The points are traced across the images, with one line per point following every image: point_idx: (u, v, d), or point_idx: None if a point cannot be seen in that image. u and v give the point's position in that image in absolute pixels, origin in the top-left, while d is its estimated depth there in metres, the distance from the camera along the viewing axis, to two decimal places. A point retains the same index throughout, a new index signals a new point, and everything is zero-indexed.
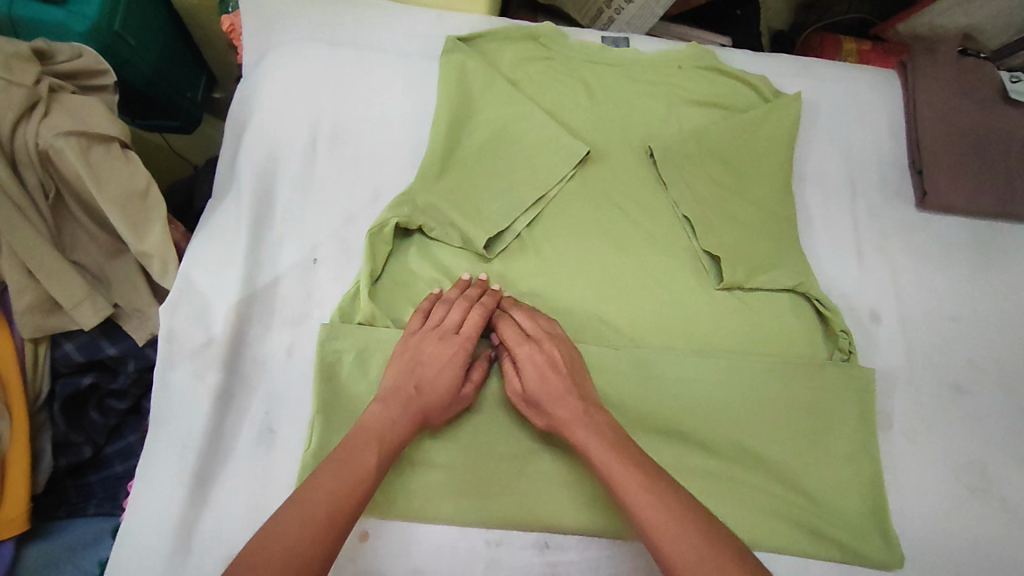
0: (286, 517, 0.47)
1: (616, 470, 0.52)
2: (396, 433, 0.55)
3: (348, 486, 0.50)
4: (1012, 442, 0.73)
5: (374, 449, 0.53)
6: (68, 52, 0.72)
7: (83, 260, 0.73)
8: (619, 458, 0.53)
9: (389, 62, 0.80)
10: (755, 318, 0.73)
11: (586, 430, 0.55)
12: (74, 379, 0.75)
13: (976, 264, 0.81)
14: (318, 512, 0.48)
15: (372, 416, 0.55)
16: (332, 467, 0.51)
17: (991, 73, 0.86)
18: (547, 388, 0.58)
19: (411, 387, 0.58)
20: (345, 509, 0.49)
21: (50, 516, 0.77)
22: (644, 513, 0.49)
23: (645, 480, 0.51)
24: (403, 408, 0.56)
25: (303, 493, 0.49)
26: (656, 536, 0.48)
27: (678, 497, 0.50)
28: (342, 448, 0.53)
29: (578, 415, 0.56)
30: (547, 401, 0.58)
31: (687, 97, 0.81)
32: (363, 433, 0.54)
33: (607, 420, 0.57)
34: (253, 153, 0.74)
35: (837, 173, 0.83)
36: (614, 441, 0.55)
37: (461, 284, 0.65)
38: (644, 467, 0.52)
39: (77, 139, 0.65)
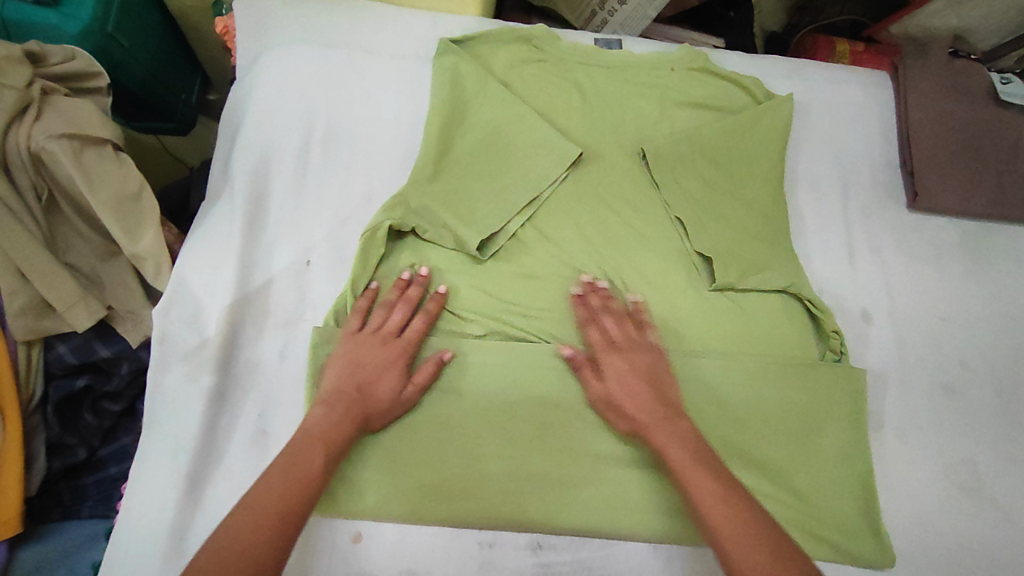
0: (235, 520, 0.49)
1: (692, 475, 0.55)
2: (339, 435, 0.57)
3: (294, 487, 0.52)
4: (1002, 441, 0.73)
5: (319, 451, 0.55)
6: (61, 53, 0.71)
7: (76, 262, 0.73)
8: (697, 467, 0.56)
9: (382, 64, 0.80)
10: (747, 318, 0.73)
11: (666, 435, 0.59)
12: (68, 382, 0.75)
13: (967, 264, 0.81)
14: (268, 514, 0.50)
15: (314, 420, 0.58)
16: (279, 470, 0.53)
17: (982, 74, 0.86)
18: (633, 393, 0.62)
19: (353, 390, 0.60)
20: (294, 510, 0.51)
21: (44, 518, 0.76)
22: (716, 520, 0.52)
23: (719, 487, 0.54)
24: (345, 410, 0.59)
25: (251, 496, 0.51)
26: (728, 547, 0.51)
27: (752, 511, 0.53)
28: (287, 452, 0.55)
29: (659, 420, 0.60)
30: (629, 405, 0.61)
31: (680, 99, 0.81)
32: (307, 437, 0.56)
33: (688, 429, 0.60)
34: (246, 155, 0.74)
35: (829, 175, 0.83)
36: (693, 449, 0.58)
37: (402, 284, 0.67)
38: (720, 478, 0.55)
39: (69, 142, 0.66)
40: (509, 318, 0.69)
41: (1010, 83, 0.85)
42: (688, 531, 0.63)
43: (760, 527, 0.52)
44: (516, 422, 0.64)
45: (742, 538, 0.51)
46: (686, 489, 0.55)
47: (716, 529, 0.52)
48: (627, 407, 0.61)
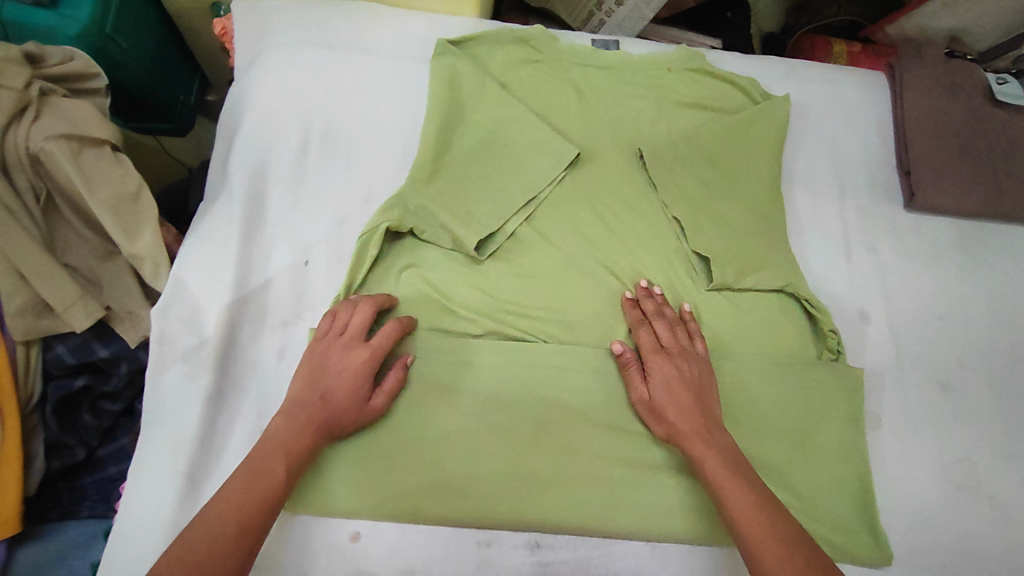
0: (191, 534, 0.50)
1: (727, 487, 0.56)
2: (301, 443, 0.57)
3: (252, 499, 0.53)
4: (999, 440, 0.73)
5: (280, 461, 0.55)
6: (59, 55, 0.72)
7: (75, 262, 0.73)
8: (734, 481, 0.56)
9: (380, 64, 0.80)
10: (745, 318, 0.73)
11: (705, 445, 0.59)
12: (66, 382, 0.75)
13: (963, 263, 0.82)
14: (226, 527, 0.50)
15: (274, 430, 0.57)
16: (238, 482, 0.53)
17: (978, 74, 0.86)
18: (676, 399, 0.61)
19: (315, 397, 0.59)
20: (253, 522, 0.52)
21: (43, 518, 0.76)
22: (751, 535, 0.53)
23: (755, 501, 0.55)
24: (306, 420, 0.58)
25: (210, 508, 0.51)
26: (762, 562, 0.51)
27: (789, 529, 0.53)
28: (248, 462, 0.55)
29: (699, 429, 0.60)
30: (671, 411, 0.61)
31: (677, 100, 0.82)
32: (268, 447, 0.56)
33: (726, 443, 0.60)
34: (245, 156, 0.74)
35: (825, 175, 0.83)
36: (733, 463, 0.58)
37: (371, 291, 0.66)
38: (758, 494, 0.55)
39: (67, 142, 0.66)
40: (507, 318, 0.70)
41: (1005, 84, 0.86)
42: (686, 529, 0.63)
43: (796, 544, 0.52)
44: (514, 421, 0.64)
45: (776, 554, 0.51)
46: (723, 503, 0.56)
47: (751, 544, 0.52)
48: (668, 413, 0.61)
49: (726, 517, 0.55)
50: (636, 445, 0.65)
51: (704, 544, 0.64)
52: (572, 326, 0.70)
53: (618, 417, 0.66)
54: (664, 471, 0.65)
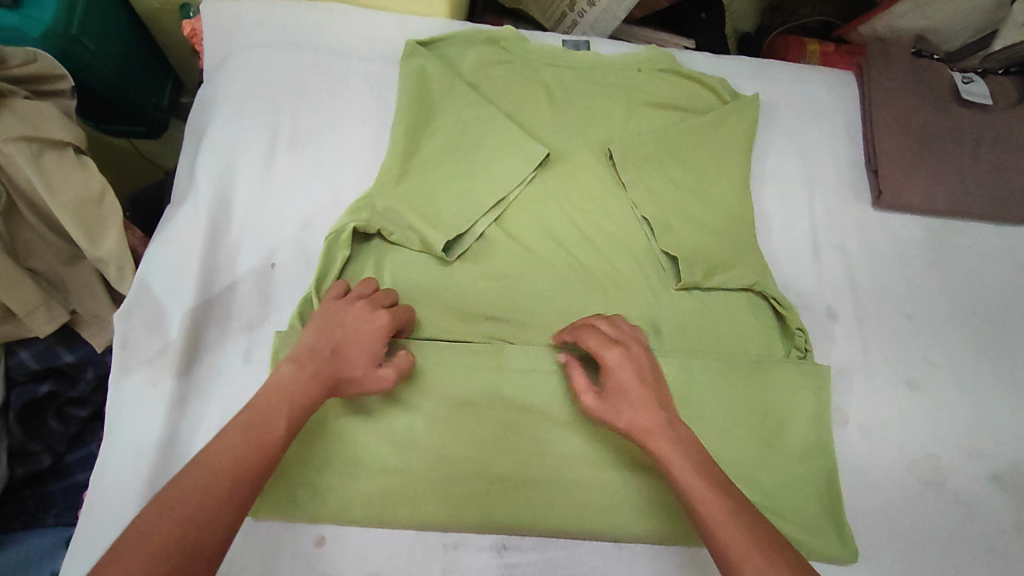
0: (185, 481, 0.45)
1: (700, 490, 0.51)
2: (306, 397, 0.52)
3: (251, 454, 0.48)
4: (964, 435, 0.74)
5: (284, 413, 0.51)
6: (22, 56, 0.69)
7: (38, 266, 0.72)
8: (705, 483, 0.51)
9: (349, 66, 0.80)
10: (713, 317, 0.74)
11: (670, 442, 0.54)
12: (30, 388, 0.75)
13: (930, 261, 0.82)
14: (222, 479, 0.45)
15: (279, 376, 0.53)
16: (240, 431, 0.48)
17: (944, 73, 0.87)
18: (632, 393, 0.56)
19: (328, 348, 0.55)
20: (248, 478, 0.47)
21: (6, 527, 0.75)
22: (726, 536, 0.48)
23: (731, 505, 0.50)
24: (315, 370, 0.54)
25: (207, 455, 0.46)
26: (740, 562, 0.46)
27: (769, 532, 0.49)
28: (250, 410, 0.50)
29: (661, 425, 0.55)
30: (627, 408, 0.56)
31: (647, 100, 0.82)
32: (272, 397, 0.51)
33: (689, 439, 0.55)
34: (211, 158, 0.73)
35: (795, 174, 0.84)
36: (699, 460, 0.53)
37: (371, 283, 0.64)
38: (732, 496, 0.51)
39: (29, 145, 0.64)
40: (474, 319, 0.69)
41: (971, 83, 0.86)
42: (654, 528, 0.63)
43: (775, 544, 0.47)
44: (480, 423, 0.64)
45: (753, 553, 0.46)
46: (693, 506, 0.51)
47: (726, 546, 0.48)
48: (624, 410, 0.56)
49: (697, 519, 0.50)
50: (603, 445, 0.65)
51: (671, 545, 0.64)
52: (540, 326, 0.70)
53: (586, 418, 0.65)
54: (632, 471, 0.65)
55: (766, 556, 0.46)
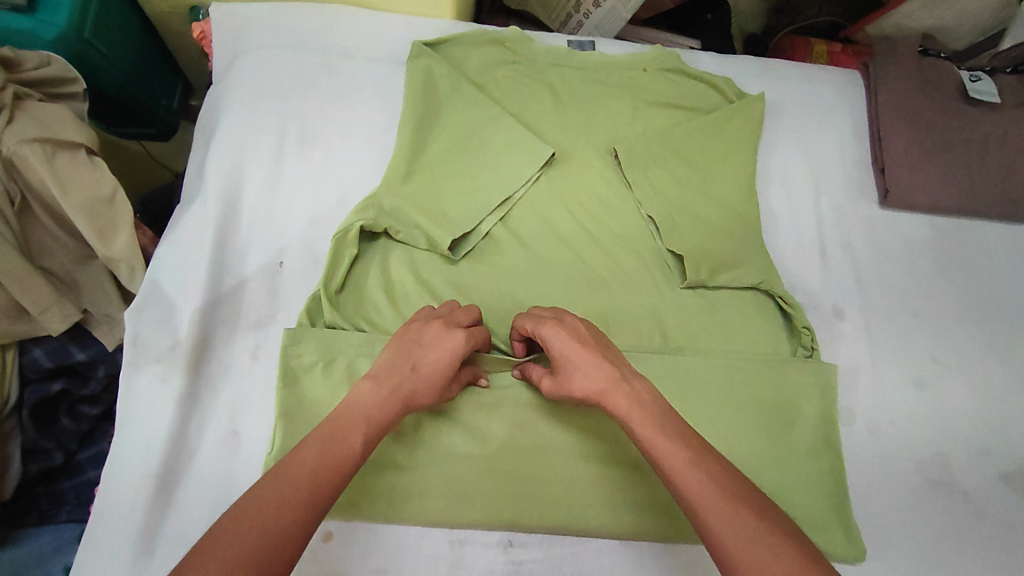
0: (265, 489, 0.43)
1: (660, 442, 0.49)
2: (384, 414, 0.51)
3: (328, 469, 0.46)
4: (972, 434, 0.74)
5: (362, 428, 0.49)
6: (36, 59, 0.71)
7: (52, 266, 0.73)
8: (663, 435, 0.49)
9: (355, 67, 0.81)
10: (718, 315, 0.74)
11: (626, 397, 0.52)
12: (43, 386, 0.76)
13: (938, 260, 0.82)
14: (300, 489, 0.44)
15: (359, 393, 0.52)
16: (317, 444, 0.47)
17: (952, 72, 0.87)
18: (577, 359, 0.54)
19: (406, 365, 0.54)
20: (325, 490, 0.45)
21: (20, 523, 0.76)
22: (689, 487, 0.46)
23: (692, 455, 0.48)
24: (393, 387, 0.53)
25: (288, 466, 0.45)
26: (705, 515, 0.45)
27: (733, 479, 0.47)
28: (328, 424, 0.49)
29: (613, 381, 0.53)
30: (576, 375, 0.54)
31: (653, 100, 0.82)
32: (350, 412, 0.50)
33: (646, 390, 0.53)
34: (220, 158, 0.74)
35: (801, 173, 0.84)
36: (658, 414, 0.51)
37: (450, 305, 0.62)
38: (692, 445, 0.49)
39: (41, 146, 0.66)
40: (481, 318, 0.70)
41: (979, 81, 0.85)
42: (657, 526, 0.63)
43: (737, 489, 0.46)
44: (486, 420, 0.64)
45: (717, 502, 0.45)
46: (654, 461, 0.49)
47: (689, 496, 0.46)
48: (574, 377, 0.54)
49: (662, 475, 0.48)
50: (607, 443, 0.65)
51: (675, 543, 0.64)
52: None
53: (591, 417, 0.66)
54: (637, 468, 0.65)
55: (729, 504, 0.45)
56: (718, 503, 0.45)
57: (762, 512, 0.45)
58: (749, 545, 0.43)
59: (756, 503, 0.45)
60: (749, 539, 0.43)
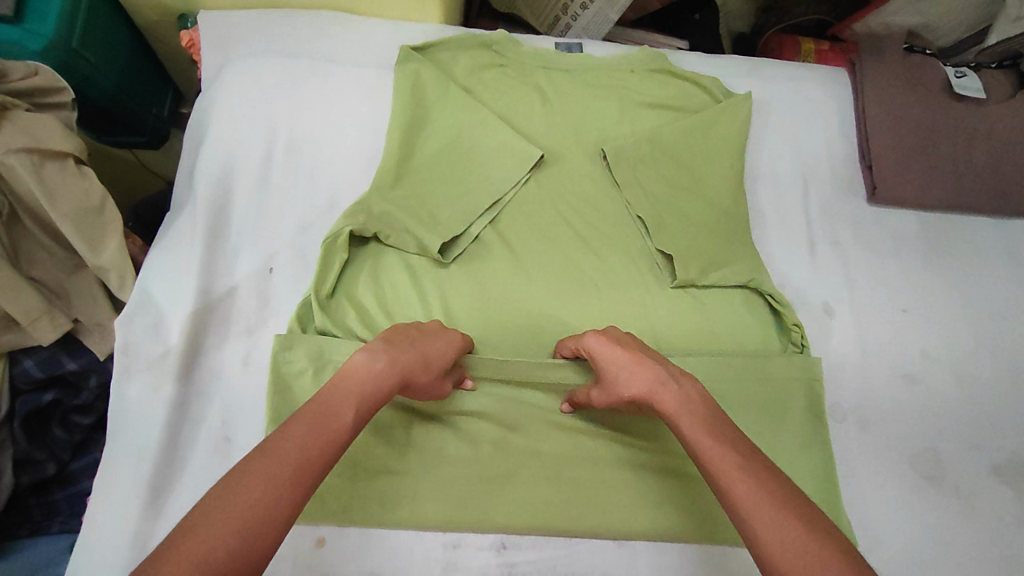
0: (251, 466, 0.41)
1: (707, 447, 0.48)
2: (379, 389, 0.49)
3: (317, 444, 0.44)
4: (962, 428, 0.74)
5: (353, 402, 0.47)
6: (24, 69, 0.70)
7: (41, 276, 0.72)
8: (711, 436, 0.49)
9: (343, 72, 0.81)
10: (709, 314, 0.74)
11: (674, 397, 0.52)
12: (35, 397, 0.75)
13: (926, 255, 0.82)
14: (287, 467, 0.42)
15: (354, 365, 0.49)
16: (307, 420, 0.44)
17: (937, 67, 0.87)
18: (621, 362, 0.55)
19: (404, 346, 0.53)
20: (315, 467, 0.43)
21: (11, 534, 0.75)
22: (735, 490, 0.45)
23: (741, 459, 0.47)
24: (391, 361, 0.51)
25: (276, 442, 0.43)
26: (749, 517, 0.43)
27: (783, 486, 0.45)
28: (318, 397, 0.46)
29: (659, 380, 0.53)
30: (622, 378, 0.54)
31: (641, 100, 0.82)
32: (342, 385, 0.48)
33: (694, 390, 0.53)
34: (209, 164, 0.74)
35: (789, 171, 0.84)
36: (705, 416, 0.51)
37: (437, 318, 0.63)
38: (740, 449, 0.48)
39: (29, 156, 0.65)
40: (472, 321, 0.70)
41: (963, 77, 0.86)
42: (651, 525, 0.64)
43: (788, 496, 0.44)
44: (479, 423, 0.64)
45: (765, 506, 0.43)
46: (702, 463, 0.48)
47: (734, 499, 0.45)
48: (621, 381, 0.54)
49: (709, 477, 0.47)
50: (599, 443, 0.66)
51: (670, 541, 0.64)
52: (537, 325, 0.71)
53: (584, 419, 0.66)
54: (629, 467, 0.65)
55: (778, 508, 0.43)
56: (764, 507, 0.43)
57: (808, 519, 0.43)
58: (796, 552, 0.41)
59: (802, 509, 0.43)
60: (796, 545, 0.41)
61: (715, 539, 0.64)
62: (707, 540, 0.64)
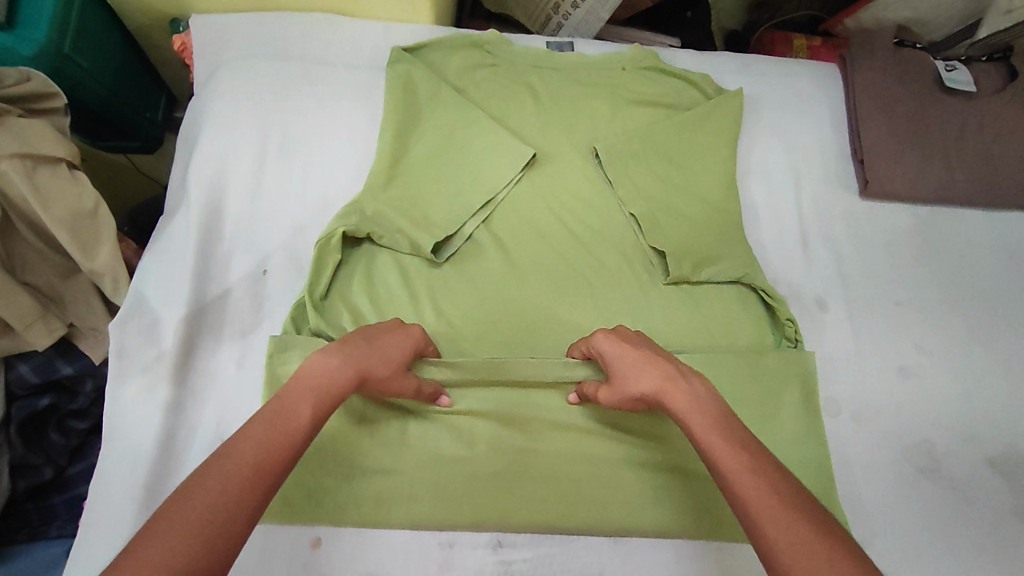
0: (209, 471, 0.41)
1: (718, 447, 0.47)
2: (336, 387, 0.49)
3: (276, 444, 0.43)
4: (956, 421, 0.74)
5: (310, 403, 0.47)
6: (16, 75, 0.71)
7: (35, 281, 0.72)
8: (721, 437, 0.48)
9: (334, 74, 0.81)
10: (702, 310, 0.74)
11: (685, 395, 0.51)
12: (31, 402, 0.76)
13: (919, 248, 0.83)
14: (245, 469, 0.41)
15: (309, 365, 0.49)
16: (264, 420, 0.44)
17: (927, 61, 0.87)
18: (631, 361, 0.55)
19: (361, 342, 0.53)
20: (274, 468, 0.43)
21: (9, 540, 0.75)
22: (747, 493, 0.44)
23: (751, 462, 0.46)
24: (346, 357, 0.50)
25: (233, 446, 0.42)
26: (761, 521, 0.42)
27: (792, 489, 0.45)
28: (275, 401, 0.46)
29: (669, 378, 0.53)
30: (632, 374, 0.54)
31: (632, 98, 0.83)
32: (298, 386, 0.47)
33: (704, 389, 0.53)
34: (202, 168, 0.75)
35: (780, 166, 0.85)
36: (715, 415, 0.50)
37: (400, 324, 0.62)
38: (751, 450, 0.47)
39: (22, 161, 0.65)
40: (466, 320, 0.70)
41: (954, 70, 0.86)
42: (647, 522, 0.64)
43: (797, 499, 0.44)
44: (473, 421, 0.64)
45: (777, 509, 0.43)
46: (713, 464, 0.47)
47: (748, 503, 0.44)
48: (630, 379, 0.54)
49: (719, 478, 0.46)
50: (593, 440, 0.66)
51: (666, 538, 0.64)
52: (531, 324, 0.71)
53: (579, 416, 0.66)
54: (624, 463, 0.66)
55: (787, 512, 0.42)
56: (775, 511, 0.43)
57: (820, 523, 0.42)
58: (805, 556, 0.40)
59: (815, 513, 0.43)
60: (807, 549, 0.40)
61: (711, 535, 0.64)
62: (703, 536, 0.64)
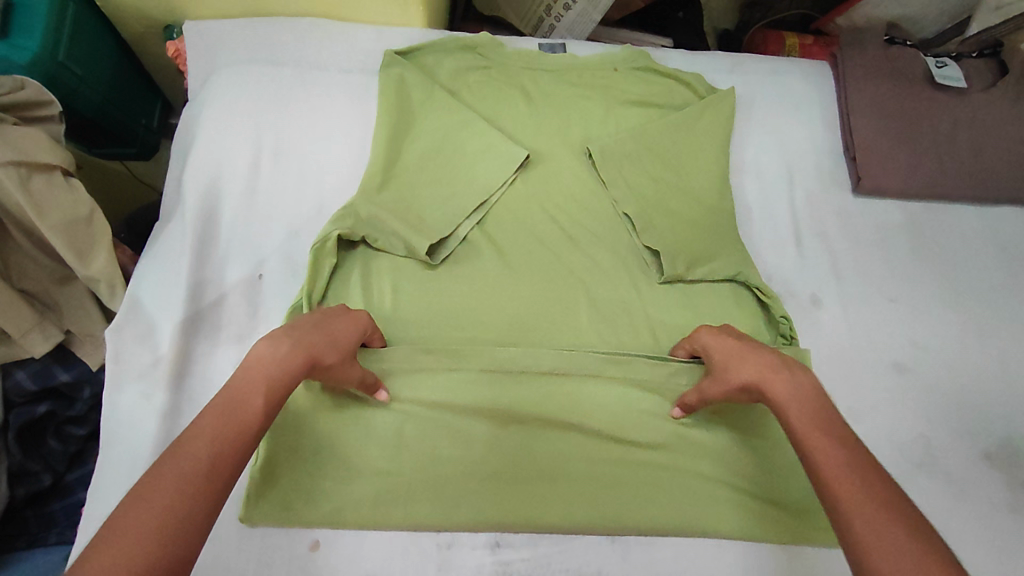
0: (162, 469, 0.41)
1: (814, 438, 0.50)
2: (287, 375, 0.49)
3: (229, 435, 0.44)
4: (952, 416, 0.74)
5: (262, 391, 0.48)
6: (11, 84, 0.70)
7: (31, 288, 0.72)
8: (817, 429, 0.50)
9: (328, 79, 0.82)
10: (696, 309, 0.74)
11: (786, 385, 0.55)
12: (29, 408, 0.76)
13: (912, 244, 0.83)
14: (199, 465, 0.42)
15: (254, 352, 0.50)
16: (214, 415, 0.45)
17: (917, 58, 0.88)
18: (737, 353, 0.59)
19: (309, 326, 0.54)
20: (230, 461, 0.44)
21: (9, 547, 0.75)
22: (838, 485, 0.46)
23: (848, 458, 0.48)
24: (295, 342, 0.51)
25: (185, 442, 0.43)
26: (851, 517, 0.44)
27: (888, 487, 0.46)
28: (224, 392, 0.47)
29: (771, 370, 0.56)
30: (734, 365, 0.58)
31: (625, 99, 0.83)
32: (248, 374, 0.48)
33: (808, 381, 0.55)
34: (196, 174, 0.75)
35: (774, 164, 0.85)
36: (815, 407, 0.53)
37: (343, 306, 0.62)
38: (848, 445, 0.49)
39: (18, 169, 0.65)
40: (461, 322, 0.70)
41: (945, 67, 0.87)
42: (647, 521, 0.64)
43: (892, 499, 0.45)
44: (470, 421, 0.65)
45: (868, 503, 0.44)
46: (806, 456, 0.50)
47: (836, 495, 0.46)
48: (732, 368, 0.58)
49: (809, 469, 0.49)
50: (590, 438, 0.66)
51: (665, 535, 0.64)
52: (527, 325, 0.71)
53: (575, 417, 0.66)
54: (621, 461, 0.66)
55: (878, 507, 0.44)
56: (865, 506, 0.44)
57: (914, 525, 0.43)
58: (890, 549, 0.42)
59: (905, 511, 0.44)
60: (895, 546, 0.42)
61: (709, 531, 0.64)
62: (702, 532, 0.64)
